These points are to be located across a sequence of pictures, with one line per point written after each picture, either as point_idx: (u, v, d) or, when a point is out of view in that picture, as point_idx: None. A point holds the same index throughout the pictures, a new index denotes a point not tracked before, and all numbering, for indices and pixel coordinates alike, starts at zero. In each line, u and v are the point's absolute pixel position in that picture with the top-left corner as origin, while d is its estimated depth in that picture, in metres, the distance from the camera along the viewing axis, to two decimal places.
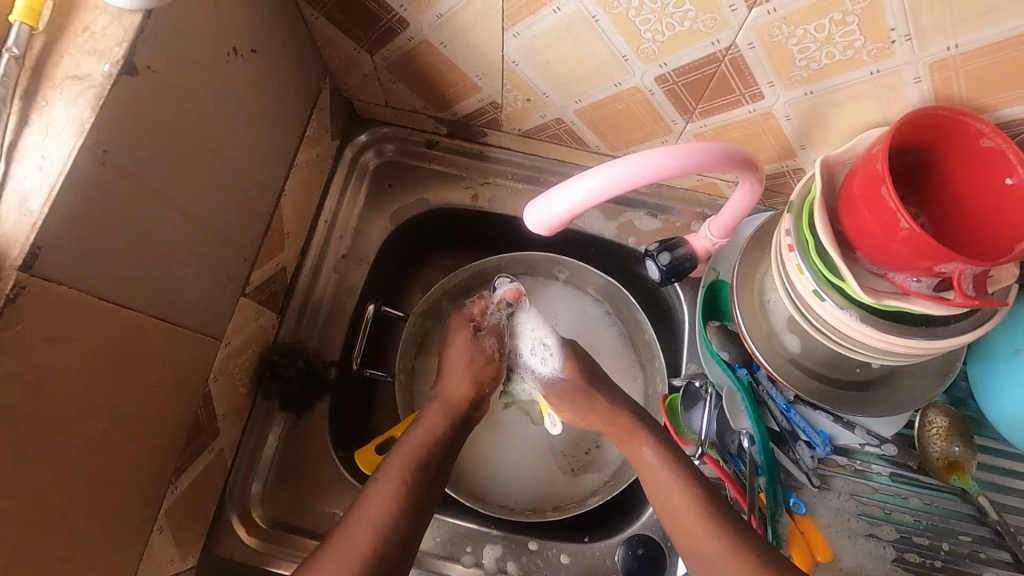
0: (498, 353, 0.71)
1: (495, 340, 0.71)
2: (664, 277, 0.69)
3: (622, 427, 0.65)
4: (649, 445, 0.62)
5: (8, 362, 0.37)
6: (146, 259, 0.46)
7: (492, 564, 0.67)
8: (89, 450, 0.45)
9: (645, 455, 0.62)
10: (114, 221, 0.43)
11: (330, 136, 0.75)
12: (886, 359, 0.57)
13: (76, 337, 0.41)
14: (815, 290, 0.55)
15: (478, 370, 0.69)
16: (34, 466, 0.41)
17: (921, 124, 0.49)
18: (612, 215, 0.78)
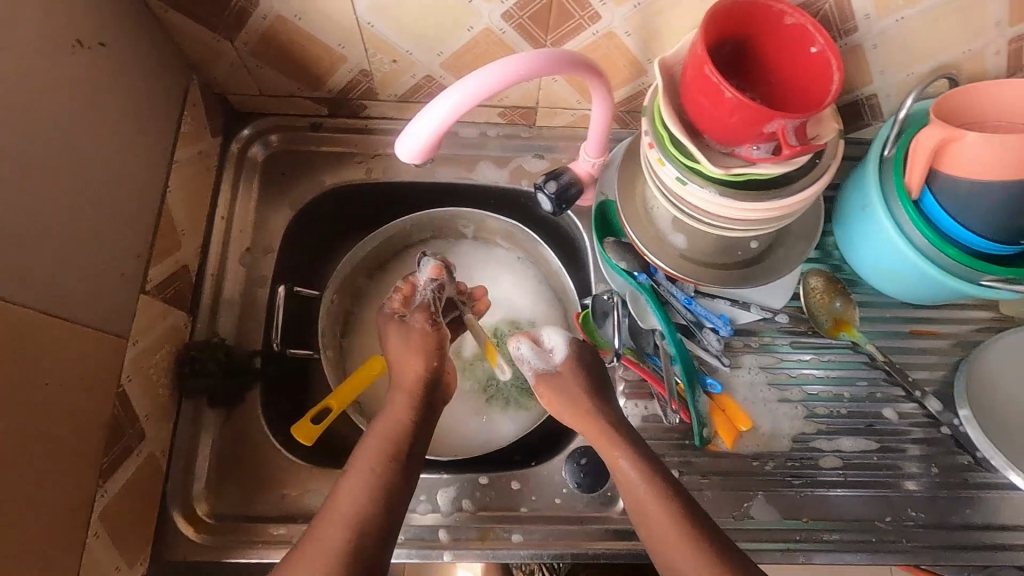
0: (430, 323, 0.72)
1: (422, 316, 0.72)
2: (556, 206, 0.73)
3: (598, 435, 0.65)
4: (627, 457, 0.62)
5: None
6: (19, 255, 0.46)
7: (448, 506, 0.69)
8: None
9: (622, 466, 0.62)
10: None
11: (210, 132, 0.75)
12: (754, 228, 0.63)
13: None
14: (679, 178, 0.60)
15: (423, 346, 0.70)
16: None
17: (732, 14, 0.56)
18: (503, 164, 0.83)
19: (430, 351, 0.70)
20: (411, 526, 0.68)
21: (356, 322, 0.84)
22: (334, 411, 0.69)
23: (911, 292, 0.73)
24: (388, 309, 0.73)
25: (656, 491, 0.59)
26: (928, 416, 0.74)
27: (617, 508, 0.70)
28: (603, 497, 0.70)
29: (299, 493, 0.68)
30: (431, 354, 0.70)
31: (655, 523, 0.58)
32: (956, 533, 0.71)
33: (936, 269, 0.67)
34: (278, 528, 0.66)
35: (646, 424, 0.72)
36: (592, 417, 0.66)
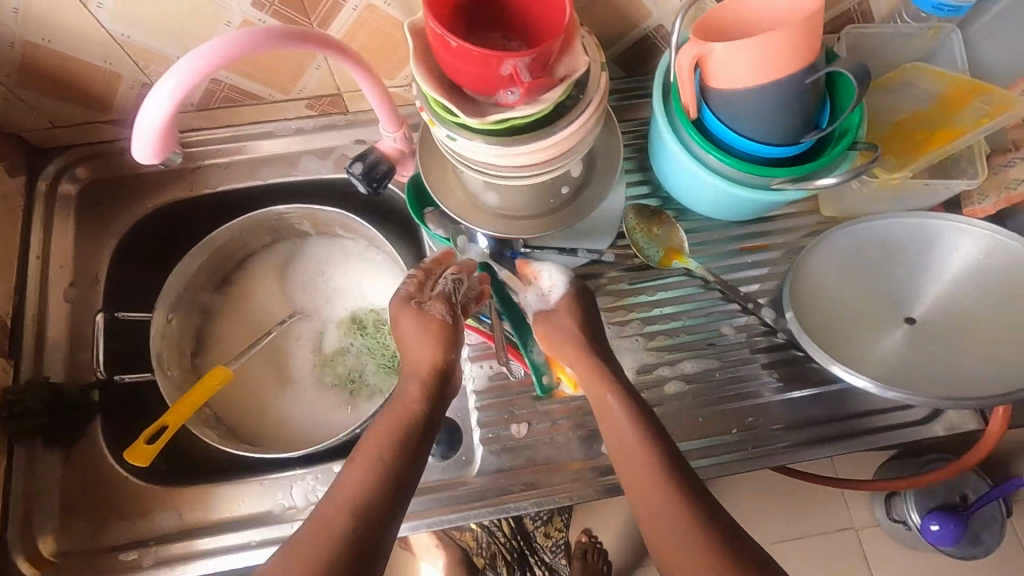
0: (448, 314, 0.66)
1: (442, 306, 0.66)
2: (369, 186, 0.74)
3: (588, 371, 0.65)
4: (616, 398, 0.63)
5: None
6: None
7: (303, 500, 0.69)
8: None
9: (612, 406, 0.63)
10: None
11: (5, 173, 0.73)
12: (544, 168, 0.65)
13: None
14: (450, 135, 0.61)
15: (438, 338, 0.65)
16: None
17: None
18: (325, 156, 0.83)
19: (444, 341, 0.65)
20: (265, 526, 0.68)
21: (209, 337, 0.84)
22: (172, 427, 0.69)
23: (726, 208, 0.76)
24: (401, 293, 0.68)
25: (642, 429, 0.60)
26: (765, 325, 0.76)
27: (473, 470, 0.71)
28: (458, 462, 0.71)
29: (149, 516, 0.68)
30: (446, 344, 0.65)
31: (635, 465, 0.59)
32: (803, 434, 0.73)
33: (730, 185, 0.70)
34: (128, 554, 0.66)
35: (493, 382, 0.74)
36: (587, 353, 0.66)
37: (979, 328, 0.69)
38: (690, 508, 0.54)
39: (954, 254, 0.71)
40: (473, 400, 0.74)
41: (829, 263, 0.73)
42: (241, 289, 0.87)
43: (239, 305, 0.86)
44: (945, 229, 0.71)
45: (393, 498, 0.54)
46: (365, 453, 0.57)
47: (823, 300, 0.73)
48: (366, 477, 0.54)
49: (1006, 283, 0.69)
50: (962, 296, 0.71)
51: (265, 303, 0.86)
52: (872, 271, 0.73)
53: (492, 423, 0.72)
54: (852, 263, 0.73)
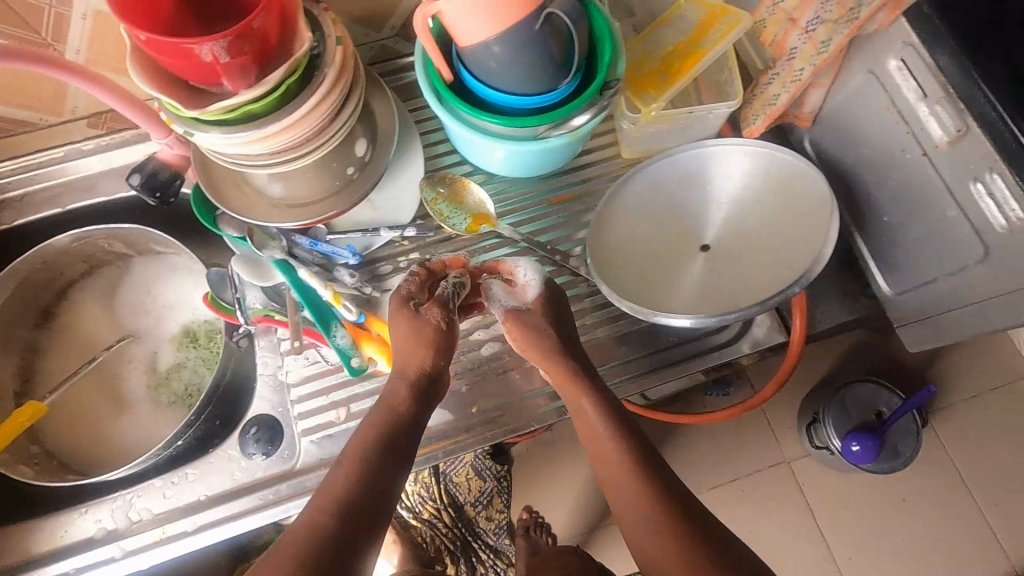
0: (443, 319, 0.65)
1: (437, 310, 0.65)
2: (152, 196, 0.73)
3: (564, 379, 0.66)
4: (590, 397, 0.64)
5: None
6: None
7: (124, 521, 0.70)
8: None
9: (583, 404, 0.65)
10: None
11: None
12: (305, 148, 0.65)
13: None
14: (187, 130, 0.59)
15: (430, 343, 0.64)
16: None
17: None
18: (123, 173, 0.81)
19: (435, 349, 0.64)
20: (86, 552, 0.69)
21: (36, 374, 0.82)
22: None
23: (517, 166, 0.76)
24: (411, 282, 0.66)
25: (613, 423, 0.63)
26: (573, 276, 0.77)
27: (294, 464, 0.71)
28: (279, 459, 0.71)
29: None
30: (437, 350, 0.64)
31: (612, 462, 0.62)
32: (619, 373, 0.74)
33: (501, 140, 0.70)
34: None
35: (311, 373, 0.74)
36: (553, 358, 0.66)
37: (758, 241, 0.72)
38: (657, 490, 0.59)
39: (725, 174, 0.73)
40: (292, 393, 0.74)
41: (623, 213, 0.73)
42: (64, 320, 0.85)
43: (63, 336, 0.84)
44: (713, 152, 0.72)
45: (377, 500, 0.54)
46: (349, 455, 0.56)
47: (623, 250, 0.73)
48: (348, 482, 0.54)
49: (774, 190, 0.71)
50: (739, 213, 0.73)
51: (93, 330, 0.85)
52: (661, 209, 0.74)
53: (312, 414, 0.72)
54: (642, 206, 0.74)
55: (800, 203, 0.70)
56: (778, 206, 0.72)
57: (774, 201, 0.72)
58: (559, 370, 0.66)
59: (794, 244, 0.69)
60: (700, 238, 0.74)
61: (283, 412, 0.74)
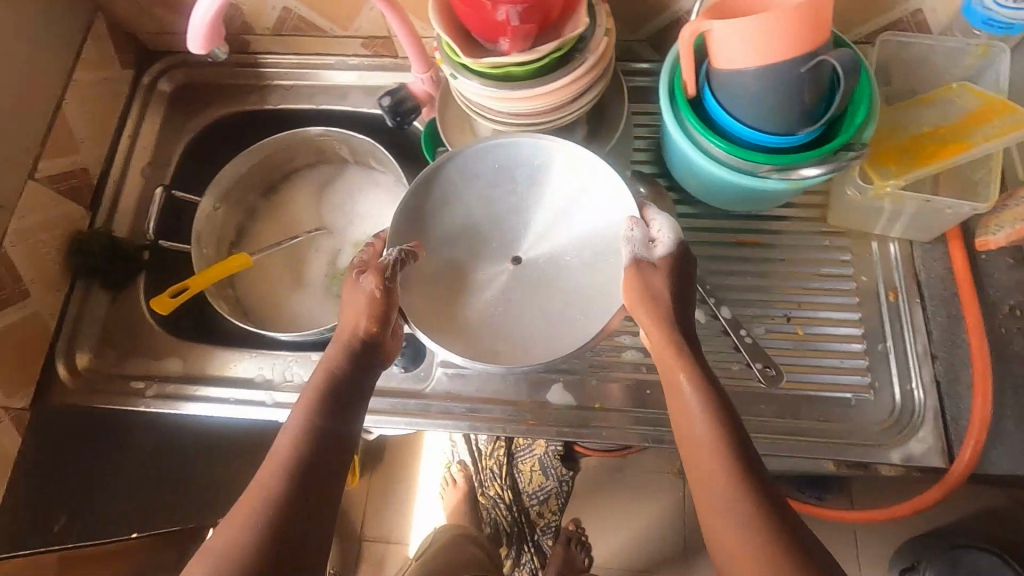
0: (378, 287, 0.66)
1: (375, 278, 0.66)
2: (393, 118, 0.83)
3: (667, 355, 0.62)
4: (690, 375, 0.60)
5: None
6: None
7: (280, 376, 0.80)
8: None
9: (685, 382, 0.60)
10: None
11: (120, 64, 0.89)
12: (541, 117, 0.70)
13: None
14: (455, 74, 0.67)
15: (364, 304, 0.65)
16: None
17: None
18: (370, 92, 0.93)
19: (375, 313, 0.66)
20: (245, 389, 0.80)
21: (247, 234, 0.96)
22: (192, 289, 0.82)
23: (724, 197, 0.76)
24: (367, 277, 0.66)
25: (708, 411, 0.57)
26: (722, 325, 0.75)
27: (425, 387, 0.77)
28: (417, 376, 0.78)
29: (161, 359, 0.82)
30: (374, 318, 0.65)
31: (700, 460, 0.56)
32: (754, 428, 0.72)
33: (716, 165, 0.70)
34: (139, 383, 0.80)
35: None
36: (667, 328, 0.63)
37: (541, 285, 0.74)
38: (751, 490, 0.53)
39: (567, 225, 0.74)
40: None
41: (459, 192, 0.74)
42: (281, 198, 0.98)
43: (275, 210, 0.98)
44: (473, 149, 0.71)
45: (326, 461, 0.57)
46: (293, 421, 0.59)
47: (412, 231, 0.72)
48: (279, 468, 0.55)
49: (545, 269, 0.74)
50: (567, 244, 0.74)
51: (299, 214, 0.98)
52: (503, 208, 0.75)
53: None
54: (450, 202, 0.74)
55: (617, 269, 0.71)
56: (551, 205, 0.75)
57: (605, 243, 0.72)
58: (670, 339, 0.62)
59: (569, 320, 0.70)
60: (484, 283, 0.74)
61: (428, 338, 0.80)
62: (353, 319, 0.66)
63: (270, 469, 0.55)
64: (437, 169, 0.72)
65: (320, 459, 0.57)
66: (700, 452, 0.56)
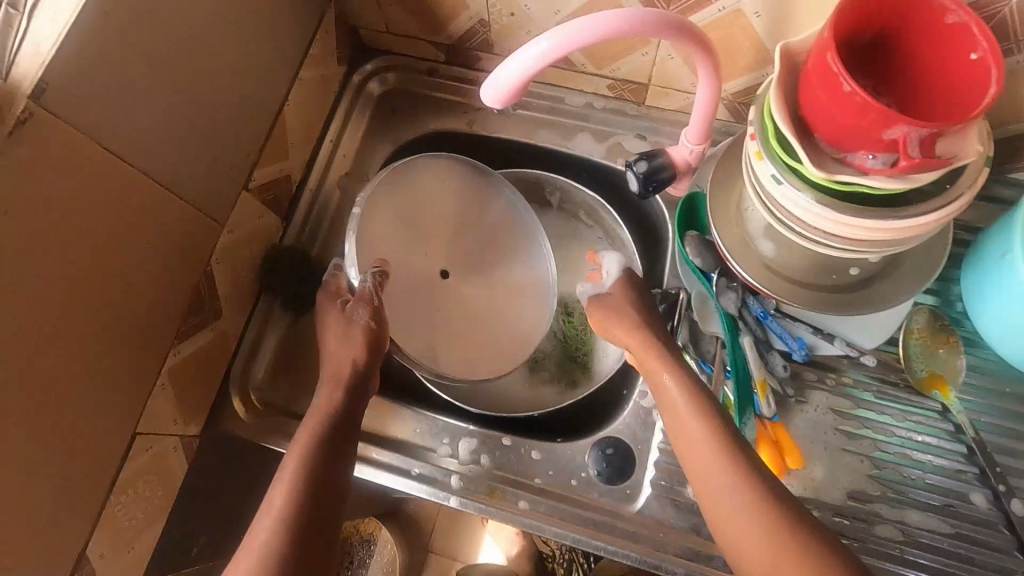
0: (371, 320, 0.67)
1: (362, 309, 0.66)
2: (642, 187, 0.70)
3: (644, 357, 0.63)
4: (673, 374, 0.61)
5: (38, 193, 0.45)
6: (137, 117, 0.52)
7: (466, 456, 0.70)
8: (63, 287, 0.49)
9: (665, 380, 0.62)
10: (136, 74, 0.50)
11: (336, 60, 0.80)
12: (853, 248, 0.57)
13: (97, 168, 0.49)
14: (774, 175, 0.55)
15: (353, 341, 0.67)
16: (24, 283, 0.46)
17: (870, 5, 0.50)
18: (601, 137, 0.81)
19: (367, 343, 0.67)
20: (426, 463, 0.70)
21: None
22: None
23: None
24: (323, 301, 0.70)
25: (713, 437, 0.56)
26: (1008, 519, 0.62)
27: (632, 508, 0.67)
28: (622, 492, 0.68)
29: None
30: (369, 350, 0.67)
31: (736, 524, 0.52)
32: None
33: None
34: None
35: None
36: (645, 333, 0.64)
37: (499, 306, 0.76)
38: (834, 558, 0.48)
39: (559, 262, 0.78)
40: (659, 438, 0.69)
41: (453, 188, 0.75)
42: None
43: None
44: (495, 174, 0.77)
45: (328, 495, 0.57)
46: (300, 441, 0.60)
47: (394, 217, 0.71)
48: (292, 495, 0.56)
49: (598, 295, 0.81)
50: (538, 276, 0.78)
51: None
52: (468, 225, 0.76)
53: (670, 472, 0.68)
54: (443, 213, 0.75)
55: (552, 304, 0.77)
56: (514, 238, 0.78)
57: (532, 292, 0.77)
58: (644, 346, 0.64)
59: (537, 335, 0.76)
60: (518, 292, 0.77)
61: (640, 450, 0.70)
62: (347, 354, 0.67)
63: (269, 528, 0.54)
64: (448, 165, 0.75)
65: (333, 483, 0.58)
66: (710, 472, 0.55)
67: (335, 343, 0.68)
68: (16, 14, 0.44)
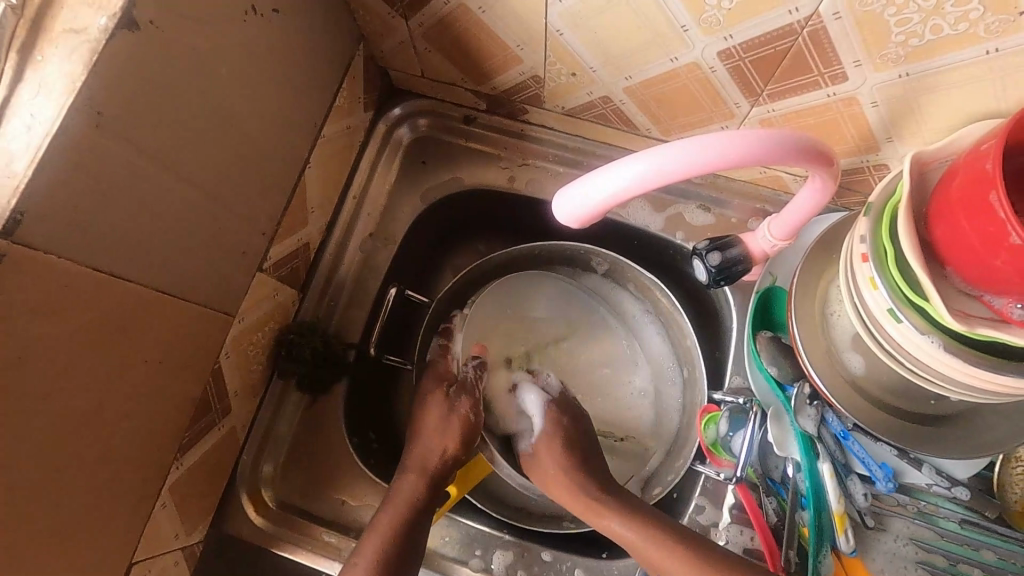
0: (473, 411, 0.67)
1: (467, 399, 0.67)
2: (713, 279, 0.60)
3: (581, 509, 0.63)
4: (619, 519, 0.60)
5: (12, 340, 0.36)
6: (138, 224, 0.42)
7: (501, 571, 0.64)
8: (55, 437, 0.41)
9: (614, 527, 0.61)
10: (135, 173, 0.41)
11: (363, 107, 0.70)
12: (972, 397, 0.48)
13: (88, 297, 0.40)
14: (890, 308, 0.47)
15: (450, 426, 0.66)
16: (7, 444, 0.38)
17: None
18: (660, 207, 0.71)
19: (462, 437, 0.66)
20: None
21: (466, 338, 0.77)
22: (453, 496, 0.65)
23: None
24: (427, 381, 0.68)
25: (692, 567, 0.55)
26: None
27: None
28: None
29: (358, 504, 0.67)
30: (460, 443, 0.66)
31: None
32: None
33: None
34: (330, 535, 0.65)
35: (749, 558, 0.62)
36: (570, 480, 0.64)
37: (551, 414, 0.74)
38: None
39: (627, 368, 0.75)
40: None
41: (531, 296, 0.76)
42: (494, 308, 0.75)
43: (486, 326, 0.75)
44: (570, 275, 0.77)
45: None
46: (383, 518, 0.60)
47: (491, 324, 0.74)
48: None
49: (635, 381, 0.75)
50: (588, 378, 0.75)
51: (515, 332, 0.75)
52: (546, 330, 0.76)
53: None
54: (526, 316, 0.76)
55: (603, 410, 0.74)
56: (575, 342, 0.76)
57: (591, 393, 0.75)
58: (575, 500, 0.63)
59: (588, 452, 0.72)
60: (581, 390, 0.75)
61: None
62: (439, 441, 0.65)
63: None
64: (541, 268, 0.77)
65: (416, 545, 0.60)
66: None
67: (428, 427, 0.66)
68: None
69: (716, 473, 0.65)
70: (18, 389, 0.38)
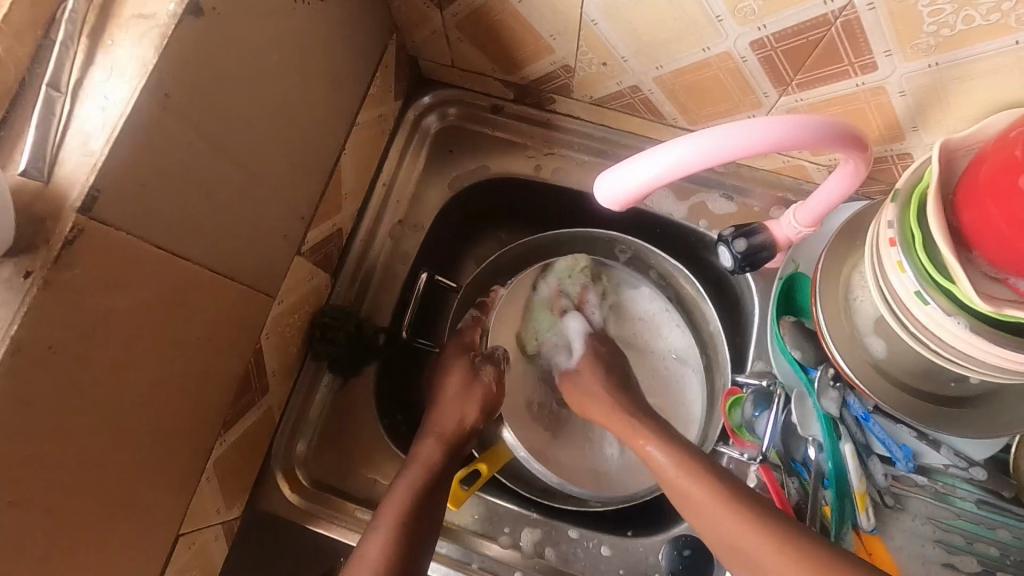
0: (495, 382, 0.71)
1: (492, 372, 0.72)
2: (737, 265, 0.62)
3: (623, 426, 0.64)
4: (655, 443, 0.61)
5: (86, 313, 0.38)
6: (196, 205, 0.44)
7: (530, 547, 0.66)
8: (118, 408, 0.43)
9: (650, 451, 0.61)
10: (192, 155, 0.42)
11: (393, 96, 0.72)
12: (994, 377, 0.50)
13: (151, 273, 0.41)
14: (917, 291, 0.48)
15: (473, 395, 0.70)
16: (78, 414, 0.40)
17: None
18: (683, 195, 0.72)
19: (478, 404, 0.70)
20: (487, 556, 0.64)
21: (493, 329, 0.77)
22: (483, 475, 0.68)
23: None
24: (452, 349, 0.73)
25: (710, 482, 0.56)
26: None
27: None
28: None
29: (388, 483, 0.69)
30: (482, 410, 0.70)
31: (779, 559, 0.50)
32: None
33: None
34: (363, 512, 0.66)
35: None
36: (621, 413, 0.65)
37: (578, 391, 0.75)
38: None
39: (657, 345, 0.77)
40: None
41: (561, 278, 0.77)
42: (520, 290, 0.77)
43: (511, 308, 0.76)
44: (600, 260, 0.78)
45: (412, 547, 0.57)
46: (401, 485, 0.60)
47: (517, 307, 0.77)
48: (388, 548, 0.56)
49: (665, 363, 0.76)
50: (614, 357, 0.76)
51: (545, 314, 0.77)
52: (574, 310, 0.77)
53: None
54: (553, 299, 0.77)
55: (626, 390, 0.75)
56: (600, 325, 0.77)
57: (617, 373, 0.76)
58: (616, 420, 0.65)
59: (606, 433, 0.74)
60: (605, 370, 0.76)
61: (717, 551, 0.64)
62: (457, 408, 0.68)
63: None
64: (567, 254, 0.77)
65: (432, 512, 0.60)
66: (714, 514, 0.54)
67: (449, 396, 0.69)
68: (59, 96, 0.36)
69: (739, 454, 0.67)
70: (88, 361, 0.39)
